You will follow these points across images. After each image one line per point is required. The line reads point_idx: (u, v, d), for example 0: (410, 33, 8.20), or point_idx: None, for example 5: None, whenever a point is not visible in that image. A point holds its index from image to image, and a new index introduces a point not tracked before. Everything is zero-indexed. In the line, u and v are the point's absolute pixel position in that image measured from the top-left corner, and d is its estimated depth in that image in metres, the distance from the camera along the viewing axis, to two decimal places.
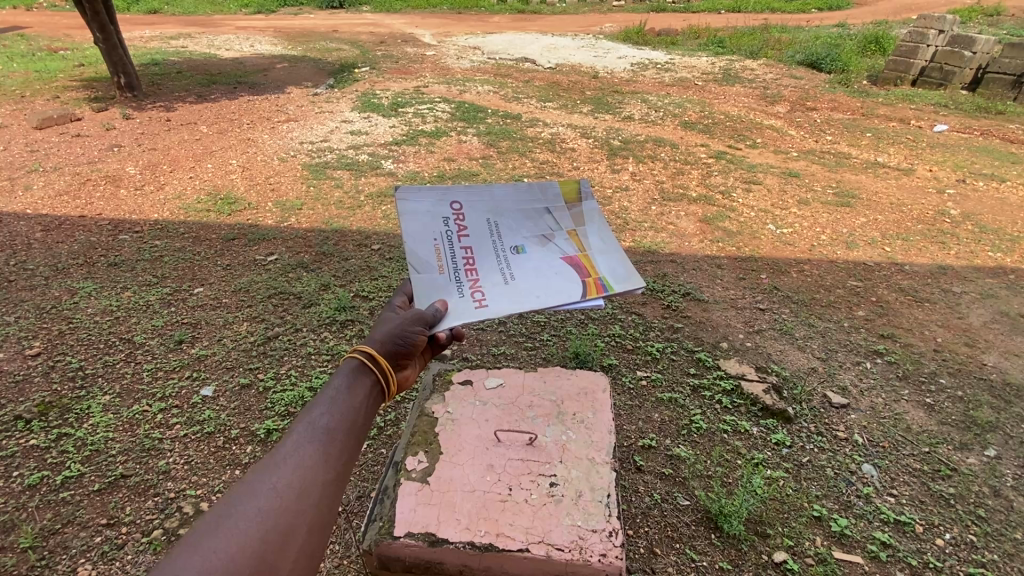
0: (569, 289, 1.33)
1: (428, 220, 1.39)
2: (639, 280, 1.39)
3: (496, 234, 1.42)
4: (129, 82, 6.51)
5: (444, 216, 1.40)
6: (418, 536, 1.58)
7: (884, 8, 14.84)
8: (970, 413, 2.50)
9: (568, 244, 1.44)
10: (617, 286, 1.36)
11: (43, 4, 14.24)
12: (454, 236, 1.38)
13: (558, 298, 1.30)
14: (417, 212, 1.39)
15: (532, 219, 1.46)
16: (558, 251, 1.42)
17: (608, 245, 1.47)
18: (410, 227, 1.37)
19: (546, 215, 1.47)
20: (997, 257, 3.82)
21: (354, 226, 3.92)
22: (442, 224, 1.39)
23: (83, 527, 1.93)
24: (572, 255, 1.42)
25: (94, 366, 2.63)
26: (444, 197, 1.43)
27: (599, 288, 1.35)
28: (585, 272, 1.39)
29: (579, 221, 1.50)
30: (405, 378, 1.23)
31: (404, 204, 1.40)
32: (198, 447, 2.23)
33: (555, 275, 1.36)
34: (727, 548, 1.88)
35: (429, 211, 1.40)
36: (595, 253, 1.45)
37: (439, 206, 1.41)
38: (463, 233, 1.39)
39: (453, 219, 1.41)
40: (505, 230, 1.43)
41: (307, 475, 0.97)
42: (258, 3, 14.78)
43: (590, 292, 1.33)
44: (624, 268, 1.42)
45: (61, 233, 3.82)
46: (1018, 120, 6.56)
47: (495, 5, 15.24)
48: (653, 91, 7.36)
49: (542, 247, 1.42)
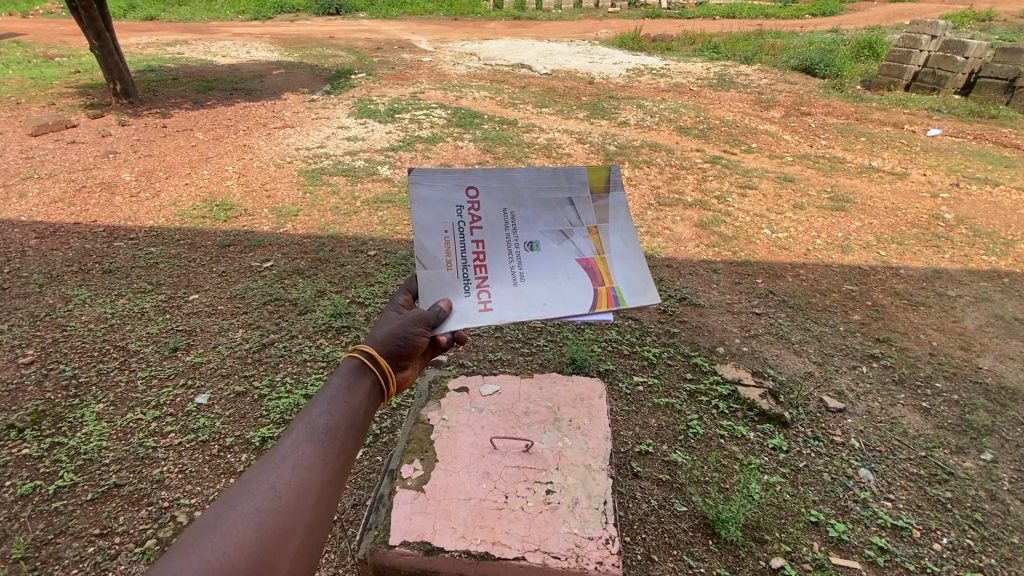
0: (579, 299, 1.31)
1: (441, 208, 1.35)
2: (655, 293, 1.34)
3: (511, 226, 1.37)
4: (126, 89, 6.53)
5: (458, 205, 1.36)
6: (414, 545, 1.57)
7: (877, 15, 14.95)
8: (966, 417, 2.50)
9: (586, 244, 1.38)
10: (630, 300, 1.32)
11: (40, 12, 14.26)
12: (466, 228, 1.35)
13: (566, 309, 1.29)
14: (430, 199, 1.35)
15: (550, 212, 1.38)
16: (574, 251, 1.37)
17: (630, 247, 1.39)
18: (421, 216, 1.34)
19: (568, 207, 1.39)
20: (990, 261, 3.84)
21: (350, 232, 3.92)
22: (455, 213, 1.35)
23: (76, 537, 1.91)
24: (589, 258, 1.37)
25: (88, 374, 2.62)
26: (460, 182, 1.37)
27: (610, 299, 1.32)
28: (600, 279, 1.35)
29: (603, 216, 1.40)
30: (405, 379, 1.23)
31: (418, 189, 1.35)
32: (193, 455, 2.22)
33: (567, 280, 1.34)
34: (724, 554, 1.87)
35: (443, 198, 1.35)
36: (614, 256, 1.38)
37: (454, 192, 1.36)
38: (476, 225, 1.35)
39: (467, 209, 1.36)
40: (522, 222, 1.37)
41: (306, 475, 0.97)
42: (256, 10, 14.82)
43: (599, 304, 1.31)
44: (640, 278, 1.36)
45: (56, 240, 3.81)
46: (1011, 124, 6.60)
47: (491, 11, 15.33)
48: (648, 96, 7.40)
49: (558, 245, 1.37)
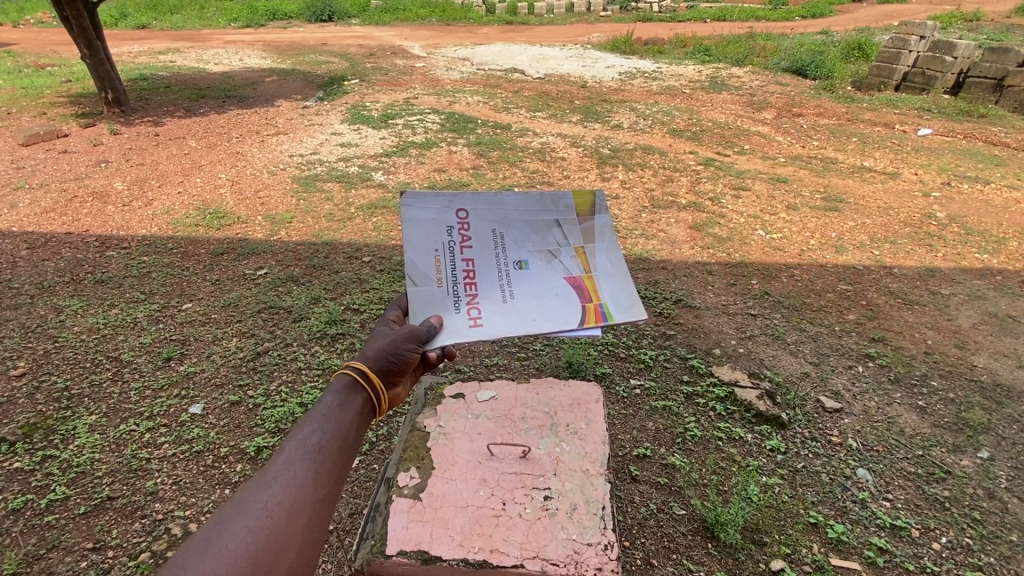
0: (567, 315, 1.29)
1: (432, 229, 1.35)
2: (642, 309, 1.33)
3: (500, 247, 1.37)
4: (118, 98, 6.47)
5: (448, 225, 1.36)
6: (411, 555, 1.55)
7: (866, 16, 15.07)
8: (961, 415, 2.50)
9: (573, 263, 1.38)
10: (619, 315, 1.32)
11: (30, 21, 14.23)
12: (456, 248, 1.35)
13: (555, 325, 1.27)
14: (421, 220, 1.35)
15: (539, 231, 1.39)
16: (562, 270, 1.36)
17: (616, 267, 1.40)
18: (413, 237, 1.34)
19: (555, 228, 1.41)
20: (983, 259, 3.86)
21: (344, 239, 3.91)
22: (446, 234, 1.36)
23: (69, 551, 1.89)
24: (576, 276, 1.37)
25: (80, 386, 2.59)
26: (451, 205, 1.38)
27: (598, 315, 1.31)
28: (587, 296, 1.34)
29: (590, 237, 1.42)
30: (396, 396, 1.22)
31: (408, 210, 1.35)
32: (187, 466, 2.20)
33: (555, 296, 1.32)
34: (724, 557, 1.86)
35: (434, 219, 1.36)
36: (601, 275, 1.39)
37: (443, 214, 1.37)
38: (466, 244, 1.36)
39: (457, 229, 1.36)
40: (510, 242, 1.37)
41: (295, 494, 0.95)
42: (247, 17, 14.78)
43: (588, 320, 1.30)
44: (628, 295, 1.36)
45: (47, 250, 3.78)
46: (1000, 123, 6.64)
47: (482, 16, 15.39)
48: (641, 99, 7.43)
49: (546, 263, 1.37)
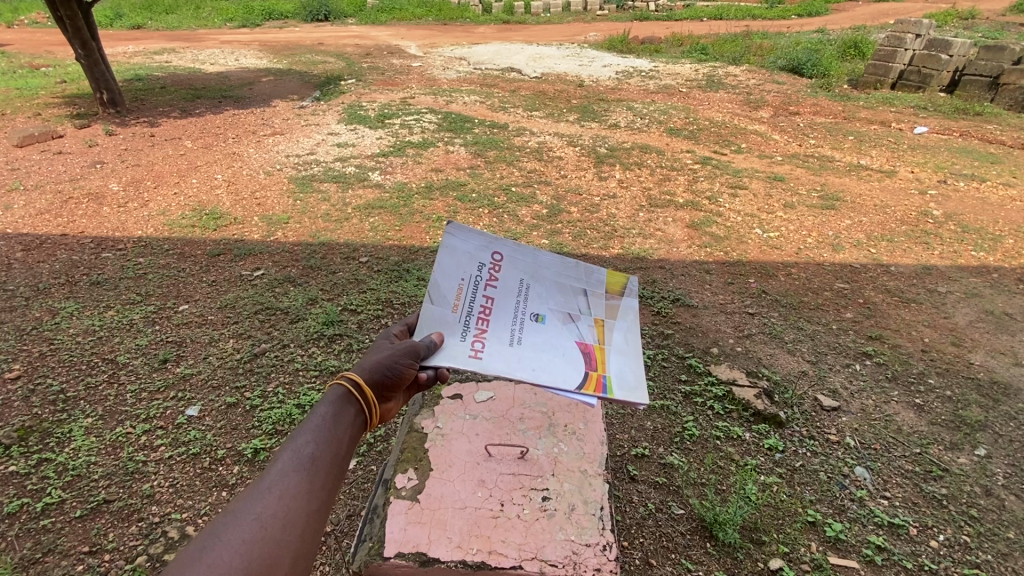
0: (568, 375, 1.27)
1: (465, 260, 1.39)
2: (643, 394, 1.31)
3: (523, 296, 1.40)
4: (112, 99, 6.45)
5: (481, 262, 1.41)
6: (408, 557, 1.55)
7: (861, 14, 15.10)
8: (959, 413, 2.51)
9: (589, 331, 1.42)
10: (620, 392, 1.29)
11: (25, 22, 14.20)
12: (481, 284, 1.39)
13: (553, 380, 1.24)
14: (457, 249, 1.40)
15: (564, 294, 1.44)
16: (576, 333, 1.39)
17: (630, 349, 1.43)
18: (445, 261, 1.38)
19: (581, 295, 1.47)
20: (979, 257, 3.86)
21: (341, 239, 3.90)
22: (476, 269, 1.40)
23: (64, 555, 1.88)
24: (589, 343, 1.39)
25: (76, 389, 2.58)
26: (489, 246, 1.43)
27: (599, 386, 1.29)
28: (594, 364, 1.34)
29: (612, 314, 1.48)
30: (388, 410, 1.21)
31: (449, 238, 1.40)
32: (184, 468, 2.19)
33: (562, 354, 1.32)
34: (723, 556, 1.86)
35: (470, 252, 1.41)
36: (613, 350, 1.41)
37: (481, 252, 1.42)
38: (491, 283, 1.40)
39: (488, 268, 1.41)
40: (534, 295, 1.41)
41: (290, 505, 0.94)
42: (243, 17, 14.74)
43: (587, 386, 1.27)
44: (633, 377, 1.35)
45: (42, 252, 3.76)
46: (996, 121, 6.65)
47: (479, 15, 15.36)
48: (638, 98, 7.43)
49: (563, 324, 1.39)
